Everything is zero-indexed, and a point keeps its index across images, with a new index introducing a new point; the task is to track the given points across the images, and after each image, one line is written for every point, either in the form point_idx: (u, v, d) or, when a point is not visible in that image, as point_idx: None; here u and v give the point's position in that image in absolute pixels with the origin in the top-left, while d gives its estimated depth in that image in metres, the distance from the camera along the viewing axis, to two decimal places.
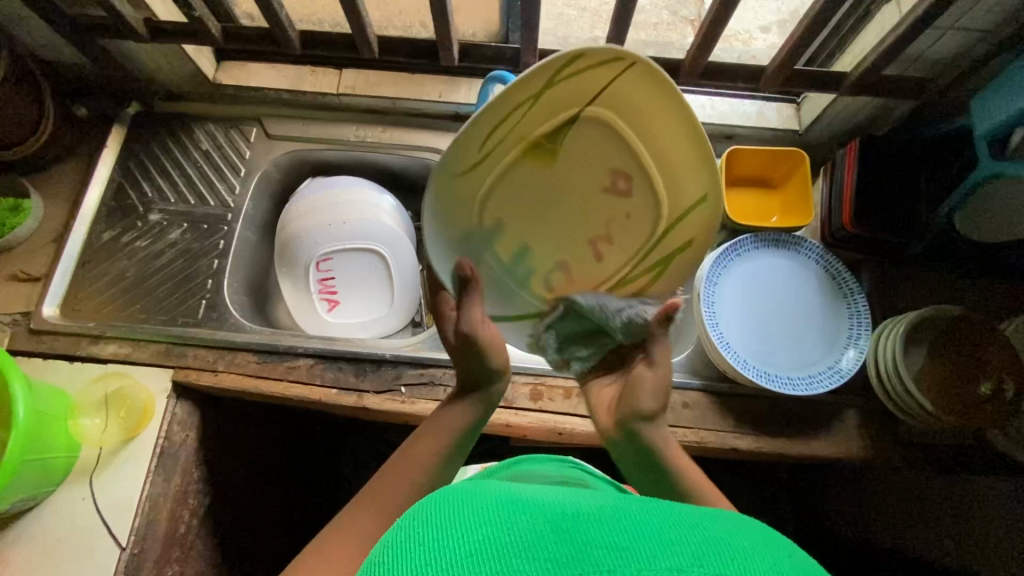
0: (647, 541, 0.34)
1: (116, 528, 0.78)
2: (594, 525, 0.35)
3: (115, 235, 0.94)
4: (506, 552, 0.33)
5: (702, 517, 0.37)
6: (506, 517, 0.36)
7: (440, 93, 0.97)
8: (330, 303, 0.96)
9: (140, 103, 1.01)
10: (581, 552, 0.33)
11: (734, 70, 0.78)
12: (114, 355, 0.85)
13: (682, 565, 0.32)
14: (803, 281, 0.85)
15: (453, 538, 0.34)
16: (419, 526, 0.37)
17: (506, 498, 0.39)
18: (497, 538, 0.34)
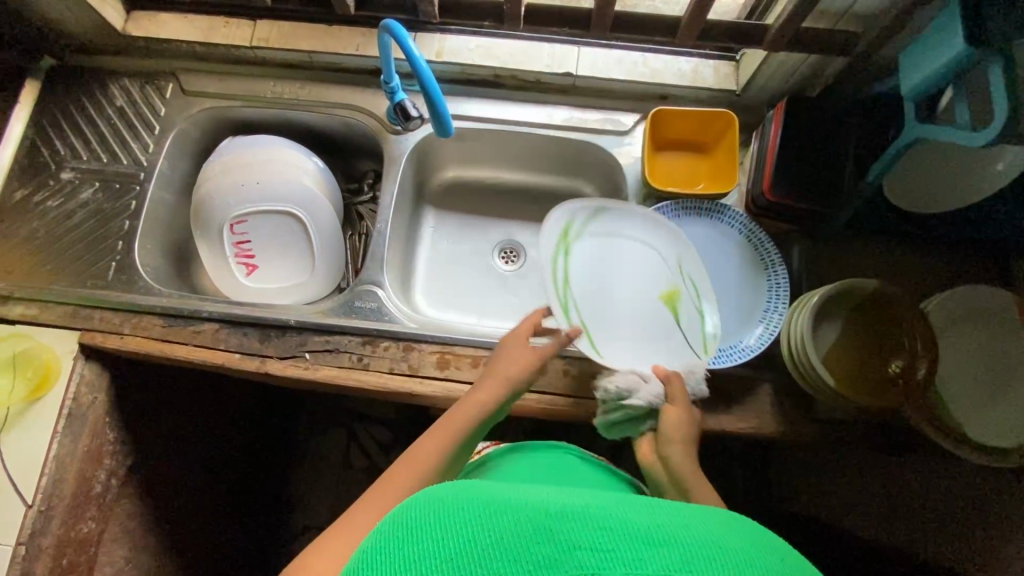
0: (635, 538, 0.33)
1: (22, 486, 0.79)
2: (585, 522, 0.34)
3: (28, 194, 0.92)
4: (489, 554, 0.32)
5: (694, 517, 0.36)
6: (493, 516, 0.35)
7: (357, 46, 0.91)
8: (248, 267, 0.94)
9: (53, 56, 0.97)
10: (566, 553, 0.32)
11: (649, 22, 0.72)
12: (22, 316, 0.85)
13: (670, 568, 0.31)
14: (724, 251, 0.81)
15: (433, 542, 0.34)
16: (399, 529, 0.36)
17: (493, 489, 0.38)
18: (479, 542, 0.33)
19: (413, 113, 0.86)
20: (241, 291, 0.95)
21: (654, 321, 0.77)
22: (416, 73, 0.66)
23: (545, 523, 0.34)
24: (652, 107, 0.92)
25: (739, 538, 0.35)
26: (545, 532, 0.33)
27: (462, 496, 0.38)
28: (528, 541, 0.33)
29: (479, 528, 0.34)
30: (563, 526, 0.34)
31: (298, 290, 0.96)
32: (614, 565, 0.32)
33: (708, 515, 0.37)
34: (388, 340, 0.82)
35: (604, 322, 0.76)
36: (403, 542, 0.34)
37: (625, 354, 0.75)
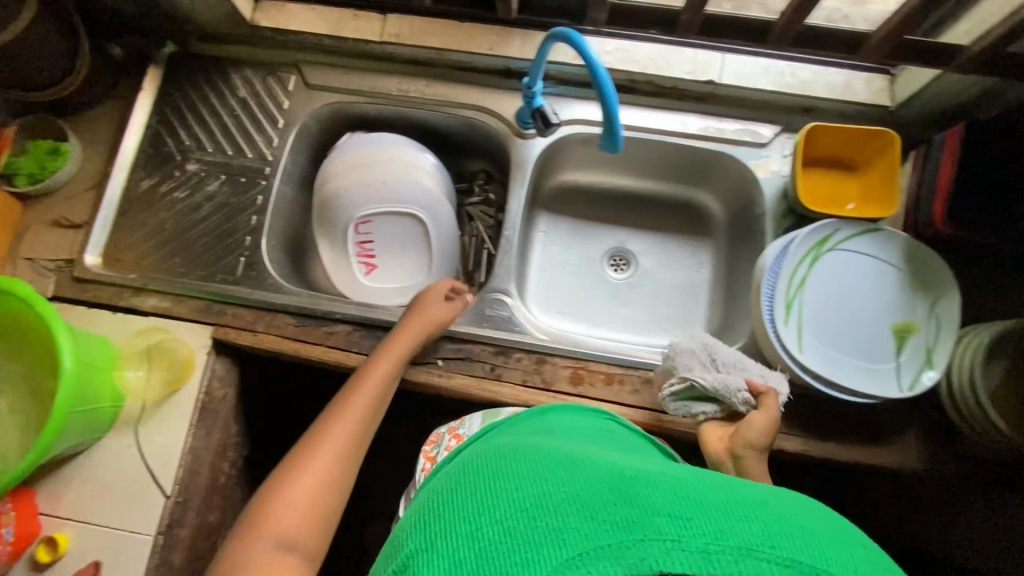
0: (707, 512, 0.37)
1: (160, 477, 0.80)
2: (653, 493, 0.39)
3: (154, 183, 0.92)
4: (560, 506, 0.38)
5: (756, 497, 0.40)
6: (560, 478, 0.42)
7: (491, 45, 0.89)
8: (368, 267, 0.94)
9: (177, 43, 0.96)
10: (644, 517, 0.37)
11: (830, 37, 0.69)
12: (155, 308, 0.85)
13: (750, 543, 0.35)
14: (886, 272, 0.77)
15: (510, 500, 0.40)
16: (469, 494, 0.43)
17: (562, 459, 0.45)
18: (551, 500, 0.39)
19: (554, 118, 0.83)
20: (360, 292, 0.94)
21: (882, 351, 0.75)
22: (595, 78, 0.63)
23: (618, 488, 0.40)
24: (794, 120, 0.88)
25: (812, 524, 0.38)
26: (614, 495, 0.39)
27: (531, 463, 0.44)
28: (598, 501, 0.39)
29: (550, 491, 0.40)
30: (631, 494, 0.39)
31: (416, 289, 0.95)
32: (691, 533, 0.36)
33: (776, 497, 0.41)
34: (520, 352, 0.82)
35: (831, 336, 0.76)
36: (480, 501, 0.41)
37: (859, 381, 0.75)
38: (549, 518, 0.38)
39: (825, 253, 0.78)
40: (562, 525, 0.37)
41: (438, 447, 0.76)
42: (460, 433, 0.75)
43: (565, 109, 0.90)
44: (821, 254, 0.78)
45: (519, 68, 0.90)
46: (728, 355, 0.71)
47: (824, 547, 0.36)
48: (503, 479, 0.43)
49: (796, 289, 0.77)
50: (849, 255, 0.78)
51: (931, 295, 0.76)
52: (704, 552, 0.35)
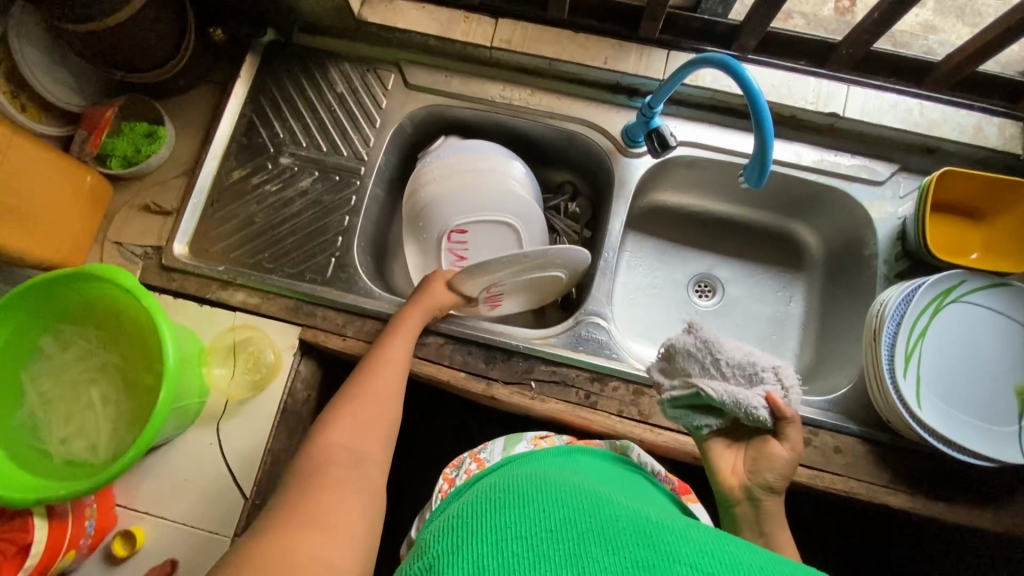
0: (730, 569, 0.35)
1: (241, 477, 0.78)
2: (682, 543, 0.38)
3: (245, 174, 0.90)
4: (582, 537, 0.37)
5: (773, 562, 0.37)
6: (590, 513, 0.40)
7: (606, 58, 0.86)
8: (493, 303, 0.86)
9: (277, 32, 0.93)
10: (665, 562, 0.35)
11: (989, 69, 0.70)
12: (244, 304, 0.83)
13: None
14: (1010, 329, 0.74)
15: (538, 520, 0.39)
16: (499, 507, 0.42)
17: (585, 495, 0.44)
18: (580, 528, 0.38)
19: (671, 141, 0.80)
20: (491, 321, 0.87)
21: (1003, 412, 0.72)
22: (755, 109, 0.61)
23: (645, 532, 0.39)
24: (915, 161, 0.84)
25: None
26: (638, 535, 0.38)
27: (560, 493, 0.44)
28: (621, 538, 0.37)
29: (582, 520, 0.39)
30: (658, 538, 0.38)
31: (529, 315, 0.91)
32: None
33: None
34: (616, 380, 0.79)
35: (949, 392, 0.73)
36: (504, 516, 0.41)
37: (976, 439, 0.71)
38: (569, 546, 0.37)
39: (948, 304, 0.74)
40: (588, 555, 0.36)
41: (457, 470, 0.75)
42: (481, 458, 0.74)
43: (677, 129, 0.87)
44: (943, 306, 0.74)
45: (632, 83, 0.87)
46: (741, 357, 0.61)
47: None
48: (525, 503, 0.43)
49: (916, 341, 0.74)
50: (973, 309, 0.74)
51: None
52: None
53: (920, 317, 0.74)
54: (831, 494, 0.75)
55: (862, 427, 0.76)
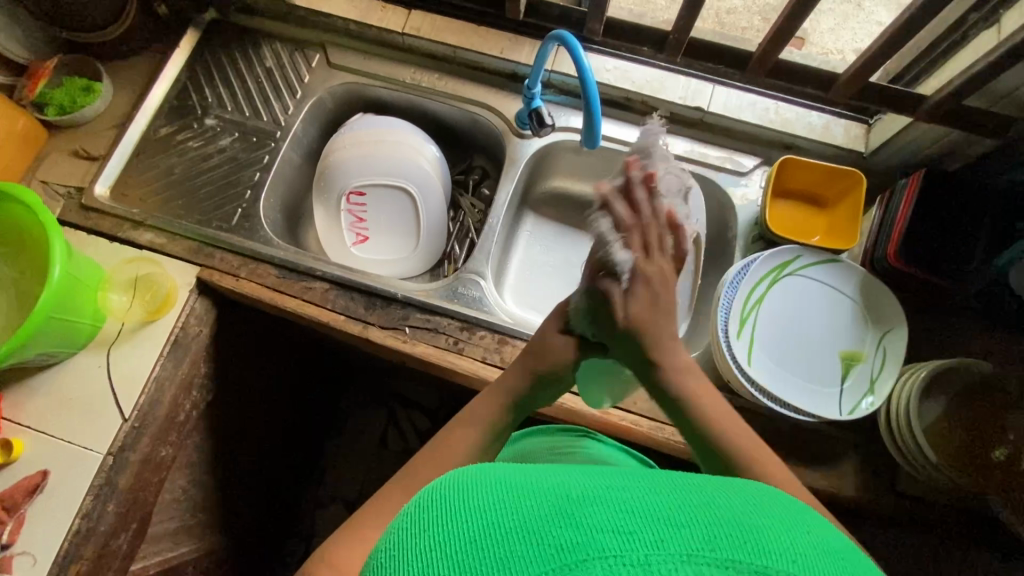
0: (650, 520, 0.30)
1: (122, 399, 0.82)
2: (607, 505, 0.31)
3: (172, 131, 0.99)
4: (505, 539, 0.30)
5: (697, 493, 0.33)
6: (506, 501, 0.33)
7: (501, 49, 0.96)
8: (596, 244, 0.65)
9: (217, 11, 1.04)
10: (584, 535, 0.29)
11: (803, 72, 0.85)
12: (150, 243, 0.90)
13: (691, 549, 0.28)
14: (838, 301, 0.80)
15: (453, 532, 0.32)
16: (410, 530, 0.34)
17: (506, 473, 0.36)
18: (497, 526, 0.31)
19: (548, 120, 0.89)
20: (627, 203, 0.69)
21: (826, 377, 0.78)
22: (584, 88, 0.73)
23: (567, 510, 0.31)
24: (775, 155, 0.92)
25: (769, 519, 0.32)
26: (563, 516, 0.31)
27: (475, 477, 0.36)
28: (545, 525, 0.30)
29: (498, 512, 0.32)
30: (583, 511, 0.31)
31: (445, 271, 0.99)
32: (633, 548, 0.28)
33: (720, 490, 0.34)
34: (483, 330, 0.85)
35: (782, 355, 0.79)
36: (425, 528, 0.33)
37: (800, 399, 0.77)
38: (494, 552, 0.30)
39: (784, 276, 0.81)
40: (507, 557, 0.29)
41: None
42: None
43: (562, 117, 0.96)
44: (780, 277, 0.81)
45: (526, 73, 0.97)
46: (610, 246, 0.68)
47: (772, 541, 0.30)
48: (439, 502, 0.35)
49: (753, 306, 0.80)
50: (807, 282, 0.81)
51: (881, 327, 0.78)
52: (645, 565, 0.27)
53: (757, 288, 0.80)
54: (672, 447, 0.80)
55: None
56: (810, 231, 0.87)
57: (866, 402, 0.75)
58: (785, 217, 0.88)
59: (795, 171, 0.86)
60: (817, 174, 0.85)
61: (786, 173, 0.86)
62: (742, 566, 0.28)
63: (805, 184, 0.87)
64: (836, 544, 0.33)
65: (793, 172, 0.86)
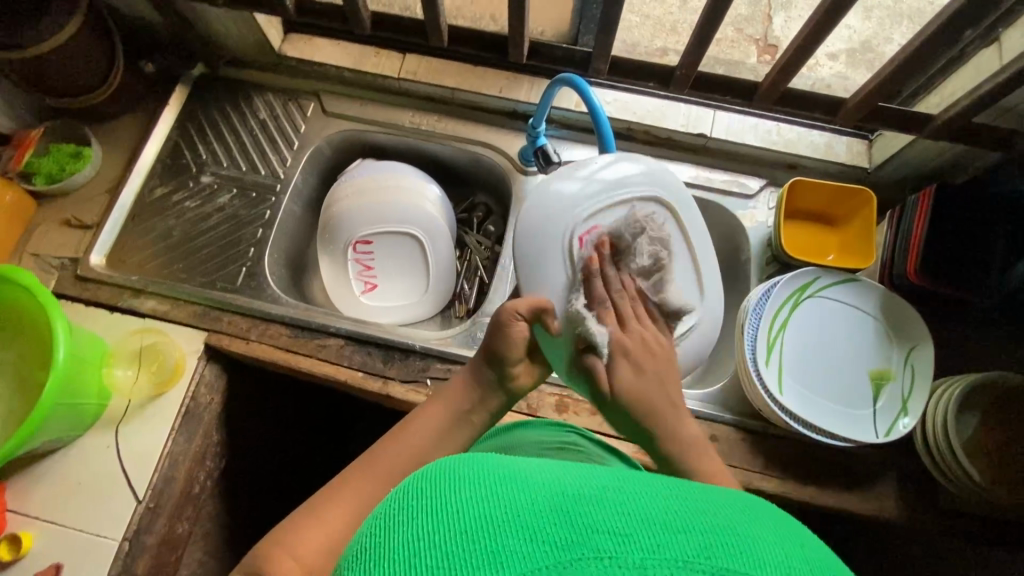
0: (650, 522, 0.28)
1: (135, 479, 0.78)
2: (602, 501, 0.29)
3: (167, 192, 0.96)
4: (493, 531, 0.28)
5: (694, 494, 0.31)
6: (501, 488, 0.30)
7: (501, 88, 0.95)
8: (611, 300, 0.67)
9: (206, 65, 1.02)
10: (581, 534, 0.27)
11: (814, 99, 0.84)
12: (153, 311, 0.86)
13: (688, 555, 0.26)
14: (860, 321, 0.80)
15: (442, 516, 0.29)
16: (396, 513, 0.31)
17: (497, 459, 0.34)
18: (491, 514, 0.29)
19: (555, 157, 0.88)
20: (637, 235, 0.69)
21: (857, 399, 0.77)
22: (599, 130, 0.73)
23: (561, 504, 0.29)
24: (780, 175, 0.93)
25: (770, 530, 0.30)
26: (557, 512, 0.28)
27: (464, 464, 0.33)
28: (538, 519, 0.28)
29: (492, 501, 0.29)
30: (578, 506, 0.29)
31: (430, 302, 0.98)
32: (630, 550, 0.26)
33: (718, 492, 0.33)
34: None
35: (810, 379, 0.79)
36: (413, 512, 0.31)
37: (833, 424, 0.76)
38: (483, 543, 0.27)
39: (805, 299, 0.80)
40: (498, 549, 0.27)
41: None
42: None
43: (566, 151, 0.96)
44: (801, 300, 0.80)
45: (527, 111, 0.96)
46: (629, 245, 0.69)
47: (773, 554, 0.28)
48: (427, 489, 0.32)
49: (777, 332, 0.79)
50: (828, 302, 0.80)
51: (906, 344, 0.78)
52: (641, 570, 0.26)
53: (779, 312, 0.80)
54: None
55: (737, 417, 0.80)
56: (823, 250, 0.87)
57: (901, 424, 0.74)
58: (798, 237, 0.88)
59: (806, 191, 0.86)
60: (828, 193, 0.85)
61: (795, 194, 0.86)
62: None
63: (815, 203, 0.87)
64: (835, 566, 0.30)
65: (803, 193, 0.86)
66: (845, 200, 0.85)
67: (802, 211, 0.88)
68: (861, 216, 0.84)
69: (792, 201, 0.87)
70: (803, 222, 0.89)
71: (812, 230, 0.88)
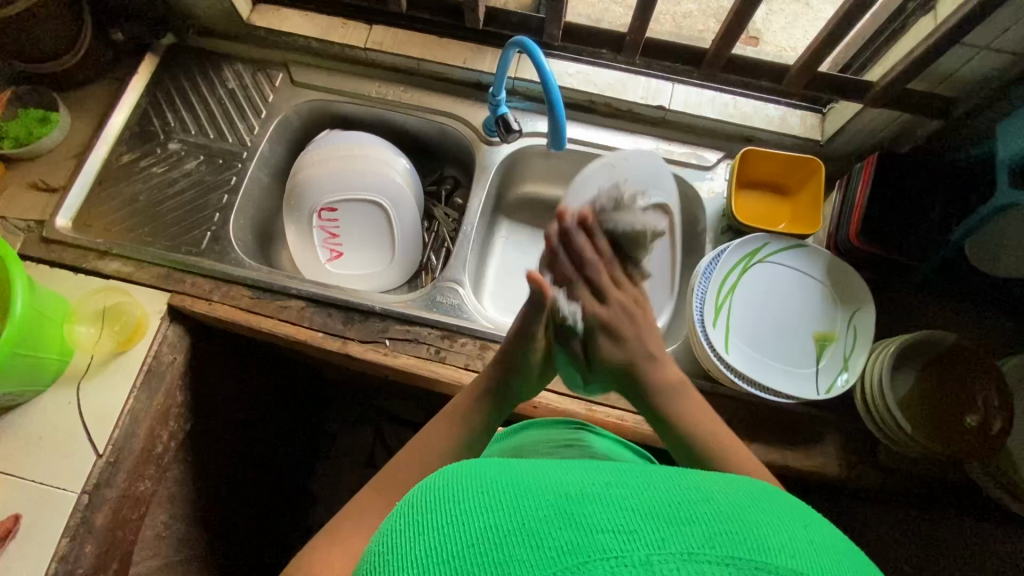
0: (653, 521, 0.29)
1: (95, 434, 0.80)
2: (602, 502, 0.31)
3: (135, 158, 0.97)
4: (504, 542, 0.29)
5: (692, 488, 0.33)
6: (507, 501, 0.32)
7: (465, 59, 0.97)
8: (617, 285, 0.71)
9: (176, 36, 1.03)
10: (586, 539, 0.29)
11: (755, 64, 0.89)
12: (117, 272, 0.88)
13: (691, 547, 0.28)
14: (807, 286, 0.82)
15: (454, 529, 0.31)
16: (407, 532, 0.33)
17: (497, 471, 0.36)
18: (499, 527, 0.30)
19: (514, 126, 0.90)
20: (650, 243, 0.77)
21: (802, 360, 0.80)
22: (548, 93, 0.74)
23: (566, 509, 0.31)
24: (736, 147, 0.95)
25: (765, 514, 0.32)
26: (562, 518, 0.30)
27: (470, 480, 0.35)
28: (545, 526, 0.30)
29: (498, 513, 0.31)
30: (581, 510, 0.30)
31: (396, 271, 1.00)
32: (636, 548, 0.28)
33: (708, 480, 0.34)
34: (465, 336, 0.85)
35: (757, 341, 0.81)
36: (422, 529, 0.33)
37: (779, 383, 0.79)
38: (493, 554, 0.29)
39: (754, 265, 0.83)
40: (507, 560, 0.28)
41: None
42: None
43: (528, 122, 0.98)
44: (750, 266, 0.83)
45: (490, 82, 0.98)
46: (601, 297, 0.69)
47: (767, 535, 0.30)
48: (432, 505, 0.34)
49: (727, 295, 0.82)
50: (777, 268, 0.83)
51: (851, 308, 0.81)
52: (647, 565, 0.27)
53: (728, 277, 0.82)
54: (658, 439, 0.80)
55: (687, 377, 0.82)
56: (777, 220, 0.89)
57: (841, 382, 0.77)
58: (751, 207, 0.90)
59: (756, 161, 0.88)
60: (778, 162, 0.88)
61: (746, 165, 0.89)
62: (740, 563, 0.28)
63: (766, 173, 0.90)
64: (828, 540, 0.33)
65: (755, 163, 0.88)
66: (795, 168, 0.87)
67: (754, 182, 0.91)
68: (811, 183, 0.86)
69: (743, 172, 0.90)
70: (756, 193, 0.91)
71: (765, 201, 0.91)
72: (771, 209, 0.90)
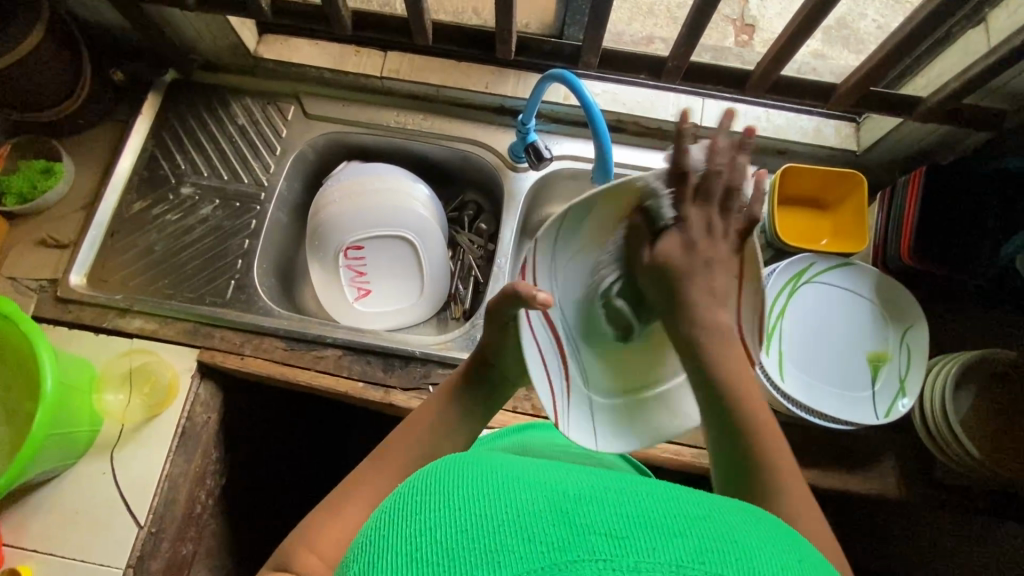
0: (647, 528, 0.28)
1: (134, 505, 0.76)
2: (597, 503, 0.29)
3: (147, 206, 0.92)
4: (493, 533, 0.28)
5: (689, 501, 0.31)
6: (498, 493, 0.31)
7: (486, 84, 0.94)
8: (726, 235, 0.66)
9: (178, 71, 0.98)
10: (575, 537, 0.27)
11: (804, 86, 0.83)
12: (141, 330, 0.84)
13: (680, 561, 0.26)
14: (855, 306, 0.81)
15: (445, 518, 0.30)
16: (394, 521, 0.32)
17: (494, 468, 0.34)
18: (489, 518, 0.29)
19: (546, 153, 0.87)
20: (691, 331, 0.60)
21: (857, 383, 0.78)
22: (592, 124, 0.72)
23: (559, 505, 0.29)
24: (770, 161, 0.92)
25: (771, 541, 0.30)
26: (553, 513, 0.29)
27: (468, 471, 0.34)
28: (535, 520, 0.28)
29: (488, 506, 0.30)
30: (573, 507, 0.29)
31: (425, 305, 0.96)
32: (625, 554, 0.26)
33: (712, 498, 0.33)
34: None
35: (809, 366, 0.79)
36: (415, 517, 0.31)
37: (837, 409, 0.77)
38: (481, 548, 0.28)
39: (801, 286, 0.81)
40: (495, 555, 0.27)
41: None
42: None
43: (556, 145, 0.94)
44: (797, 287, 0.81)
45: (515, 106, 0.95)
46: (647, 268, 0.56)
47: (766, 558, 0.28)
48: (420, 493, 0.33)
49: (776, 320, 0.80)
50: (824, 288, 0.81)
51: (901, 325, 0.79)
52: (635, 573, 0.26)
53: (776, 302, 0.80)
54: None
55: None
56: (819, 235, 0.88)
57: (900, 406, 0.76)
58: (793, 223, 0.88)
59: (798, 176, 0.86)
60: (821, 177, 0.85)
61: (788, 181, 0.86)
62: None
63: (807, 188, 0.87)
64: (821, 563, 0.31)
65: (796, 178, 0.86)
66: (837, 183, 0.85)
67: (795, 196, 0.88)
68: (853, 198, 0.85)
69: (784, 187, 0.87)
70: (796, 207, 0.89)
71: (806, 215, 0.89)
72: (812, 222, 0.89)
